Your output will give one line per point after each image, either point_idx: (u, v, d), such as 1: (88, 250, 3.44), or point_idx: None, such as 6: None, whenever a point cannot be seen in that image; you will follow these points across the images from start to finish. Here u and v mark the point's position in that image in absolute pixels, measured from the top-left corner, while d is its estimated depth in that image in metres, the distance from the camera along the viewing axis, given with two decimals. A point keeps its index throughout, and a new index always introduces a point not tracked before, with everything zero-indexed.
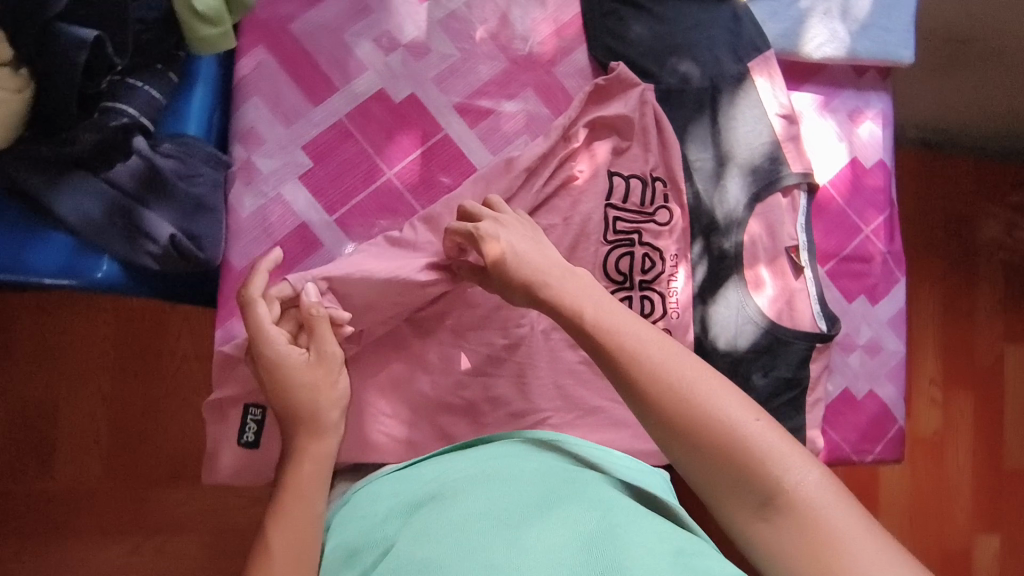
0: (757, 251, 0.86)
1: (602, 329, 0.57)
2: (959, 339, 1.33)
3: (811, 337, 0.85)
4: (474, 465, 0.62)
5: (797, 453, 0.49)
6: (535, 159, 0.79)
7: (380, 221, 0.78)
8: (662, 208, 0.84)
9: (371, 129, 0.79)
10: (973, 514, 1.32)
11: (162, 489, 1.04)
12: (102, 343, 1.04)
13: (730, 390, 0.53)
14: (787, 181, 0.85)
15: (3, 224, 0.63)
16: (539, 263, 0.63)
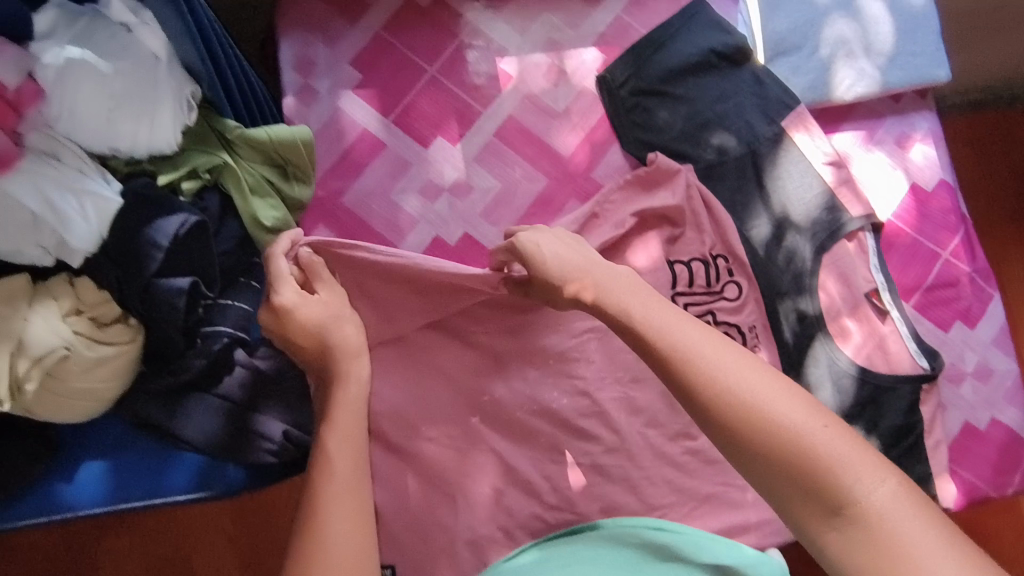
0: (837, 304, 0.84)
1: (660, 339, 0.57)
2: None
3: (915, 379, 0.82)
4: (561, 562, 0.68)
5: (869, 461, 0.50)
6: None
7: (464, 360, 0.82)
8: (729, 283, 0.84)
9: None
10: None
11: None
12: (214, 521, 0.97)
13: (793, 394, 0.53)
14: (850, 227, 0.84)
15: (139, 455, 0.70)
16: (591, 270, 0.65)
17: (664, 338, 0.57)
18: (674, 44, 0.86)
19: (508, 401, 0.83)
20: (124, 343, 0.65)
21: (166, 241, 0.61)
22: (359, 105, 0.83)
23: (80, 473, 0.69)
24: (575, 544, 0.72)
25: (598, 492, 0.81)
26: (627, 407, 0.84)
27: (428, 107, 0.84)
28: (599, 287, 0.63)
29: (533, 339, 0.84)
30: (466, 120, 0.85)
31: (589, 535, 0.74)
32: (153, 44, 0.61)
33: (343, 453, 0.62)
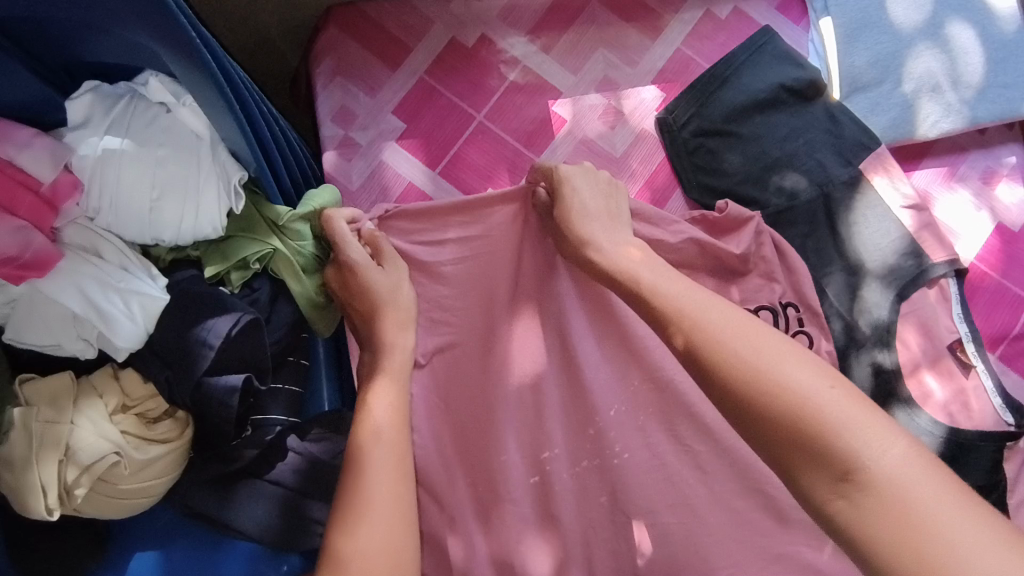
0: (918, 356, 0.79)
1: (679, 315, 0.56)
2: None
3: (998, 437, 0.76)
4: None
5: (878, 425, 0.46)
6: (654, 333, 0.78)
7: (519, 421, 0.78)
8: (799, 333, 0.78)
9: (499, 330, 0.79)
10: None
11: None
12: None
13: (802, 362, 0.51)
14: (935, 272, 0.78)
15: (191, 544, 0.66)
16: (618, 256, 0.65)
17: (684, 316, 0.56)
18: (738, 80, 0.81)
19: (566, 461, 0.78)
20: (174, 440, 0.61)
21: (219, 341, 0.57)
22: (403, 157, 0.80)
23: (130, 564, 0.65)
24: None
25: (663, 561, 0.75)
26: (694, 466, 0.78)
27: (477, 156, 0.81)
28: (609, 257, 0.65)
29: (592, 394, 0.78)
30: (520, 169, 0.81)
31: None
32: (195, 123, 0.57)
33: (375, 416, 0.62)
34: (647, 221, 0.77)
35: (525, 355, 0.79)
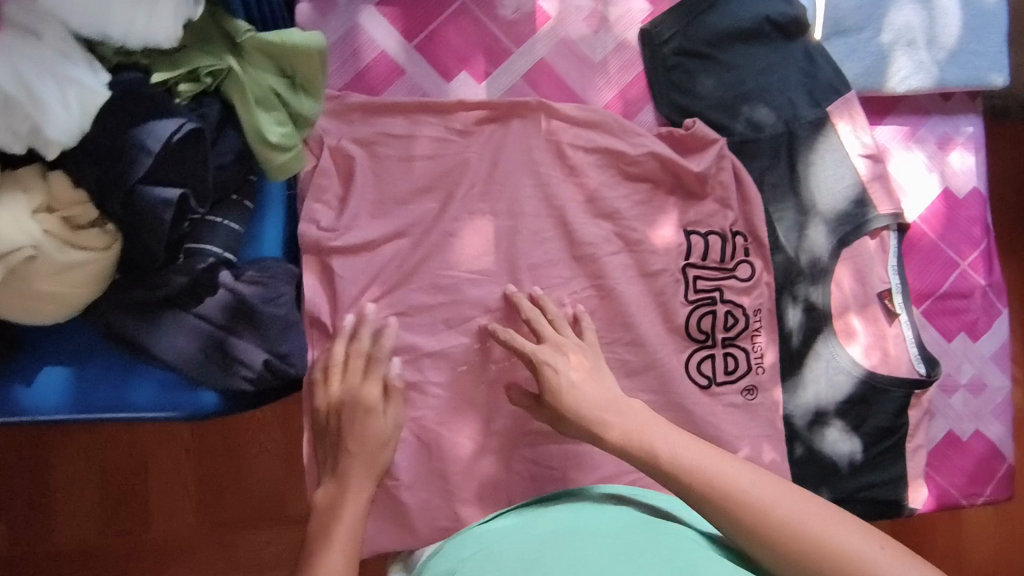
0: (848, 300, 0.83)
1: (632, 442, 0.66)
2: None
3: (909, 384, 0.82)
4: (560, 520, 0.65)
5: (755, 474, 0.61)
6: (595, 238, 0.80)
7: (461, 302, 0.80)
8: (743, 263, 0.81)
9: (453, 211, 0.80)
10: None
11: (247, 530, 1.10)
12: None
13: (689, 441, 0.65)
14: (875, 224, 0.82)
15: (106, 367, 0.66)
16: (592, 400, 0.70)
17: (641, 445, 0.66)
18: (726, 6, 0.81)
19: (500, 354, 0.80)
20: (97, 251, 0.59)
21: (158, 146, 0.56)
22: (382, 25, 0.80)
23: (38, 376, 0.64)
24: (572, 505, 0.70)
25: (573, 452, 0.80)
26: (622, 373, 0.80)
27: (455, 37, 0.81)
28: (560, 375, 0.72)
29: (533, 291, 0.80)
30: (495, 58, 0.82)
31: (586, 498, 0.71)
32: None
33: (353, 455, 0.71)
34: (607, 134, 0.80)
35: (474, 246, 0.81)
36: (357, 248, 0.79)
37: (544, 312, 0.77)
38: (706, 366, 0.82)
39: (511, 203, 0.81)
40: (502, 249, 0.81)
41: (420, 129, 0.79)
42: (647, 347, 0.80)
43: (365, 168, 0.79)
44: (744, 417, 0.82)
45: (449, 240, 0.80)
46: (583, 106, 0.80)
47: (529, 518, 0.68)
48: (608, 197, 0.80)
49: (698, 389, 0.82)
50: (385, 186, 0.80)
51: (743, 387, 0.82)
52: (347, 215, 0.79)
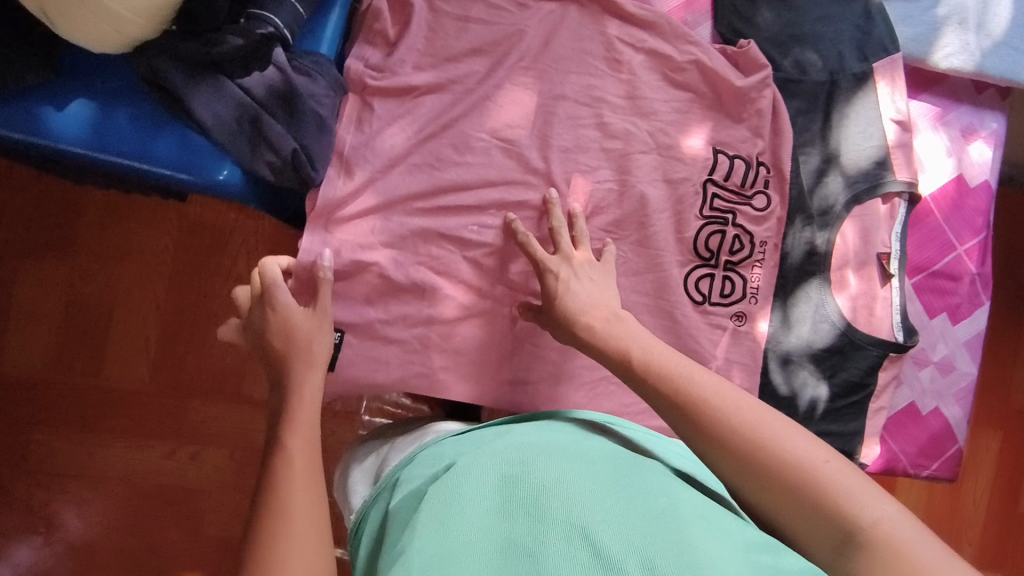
0: (848, 255, 0.85)
1: (611, 344, 0.66)
2: (1004, 378, 1.32)
3: (886, 346, 0.85)
4: (536, 435, 0.62)
5: (727, 385, 0.59)
6: (626, 135, 0.80)
7: (484, 169, 0.77)
8: (760, 193, 0.83)
9: (496, 76, 0.77)
10: (981, 548, 1.32)
11: (199, 400, 1.11)
12: (157, 237, 1.10)
13: (672, 355, 0.64)
14: (889, 188, 0.85)
15: (136, 115, 0.65)
16: (585, 306, 0.70)
17: (620, 353, 0.65)
18: None
19: None
20: None
21: None
22: None
23: (70, 105, 0.64)
24: (551, 422, 0.67)
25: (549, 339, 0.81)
26: (622, 271, 0.81)
27: None
28: (569, 285, 0.72)
29: (559, 172, 0.78)
30: None
31: (558, 418, 0.69)
32: None
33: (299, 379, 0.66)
34: (659, 37, 0.81)
35: (509, 117, 0.78)
36: (395, 91, 0.75)
37: (571, 228, 0.76)
38: (704, 284, 0.83)
39: (554, 84, 0.79)
40: (537, 125, 0.78)
41: None
42: (655, 251, 0.81)
43: (422, 18, 0.76)
44: (727, 341, 0.84)
45: (483, 104, 0.77)
46: (644, 5, 0.81)
47: (508, 428, 0.66)
48: (652, 99, 0.80)
49: (692, 304, 0.83)
50: (436, 34, 0.76)
51: (734, 313, 0.84)
52: (395, 58, 0.74)
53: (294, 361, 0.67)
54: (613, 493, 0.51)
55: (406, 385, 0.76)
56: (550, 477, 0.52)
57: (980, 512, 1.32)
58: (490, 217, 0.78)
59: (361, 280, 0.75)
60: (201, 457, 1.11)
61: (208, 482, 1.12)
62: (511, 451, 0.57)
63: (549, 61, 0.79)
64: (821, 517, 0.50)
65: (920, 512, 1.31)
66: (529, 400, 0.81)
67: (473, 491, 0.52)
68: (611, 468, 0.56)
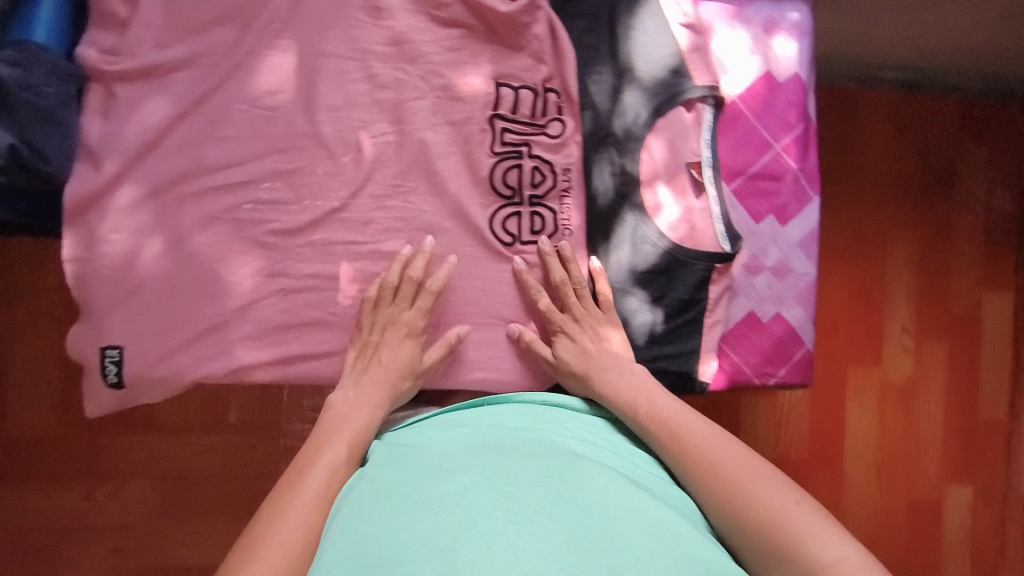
0: (659, 171, 0.82)
1: (626, 399, 0.73)
2: (936, 288, 1.51)
3: (712, 258, 0.82)
4: (473, 426, 0.68)
5: (722, 438, 0.67)
6: (395, 82, 0.76)
7: (250, 140, 0.73)
8: (554, 120, 0.80)
9: (247, 42, 0.72)
10: (946, 445, 1.52)
11: (113, 437, 1.13)
12: (38, 280, 1.10)
13: (679, 407, 0.72)
14: (690, 94, 0.81)
15: None
16: (603, 366, 0.76)
17: (629, 403, 0.73)
18: None
19: None
20: None
21: None
22: None
23: None
24: (494, 407, 0.73)
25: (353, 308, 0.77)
26: (416, 224, 0.78)
27: None
28: (585, 346, 0.78)
29: (330, 131, 0.75)
30: None
31: (508, 403, 0.74)
32: None
33: (327, 440, 0.68)
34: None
35: (270, 82, 0.73)
36: (140, 74, 0.71)
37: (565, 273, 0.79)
38: (511, 223, 0.80)
39: (313, 41, 0.74)
40: (299, 87, 0.74)
41: None
42: (450, 197, 0.78)
43: None
44: (546, 279, 0.81)
45: (238, 72, 0.73)
46: None
47: (475, 427, 0.67)
48: (418, 40, 0.76)
49: (501, 246, 0.80)
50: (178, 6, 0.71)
51: (549, 248, 0.81)
52: (130, 37, 0.70)
53: (336, 412, 0.71)
54: (531, 494, 0.54)
55: (209, 376, 0.74)
56: (475, 473, 0.56)
57: (937, 423, 1.52)
58: (265, 190, 0.74)
59: (138, 278, 0.72)
60: (122, 492, 1.14)
61: (134, 514, 1.14)
62: (488, 433, 0.65)
63: (303, 17, 0.74)
64: (783, 562, 0.58)
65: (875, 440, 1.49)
66: (344, 372, 0.78)
67: (400, 504, 0.54)
68: (540, 462, 0.59)
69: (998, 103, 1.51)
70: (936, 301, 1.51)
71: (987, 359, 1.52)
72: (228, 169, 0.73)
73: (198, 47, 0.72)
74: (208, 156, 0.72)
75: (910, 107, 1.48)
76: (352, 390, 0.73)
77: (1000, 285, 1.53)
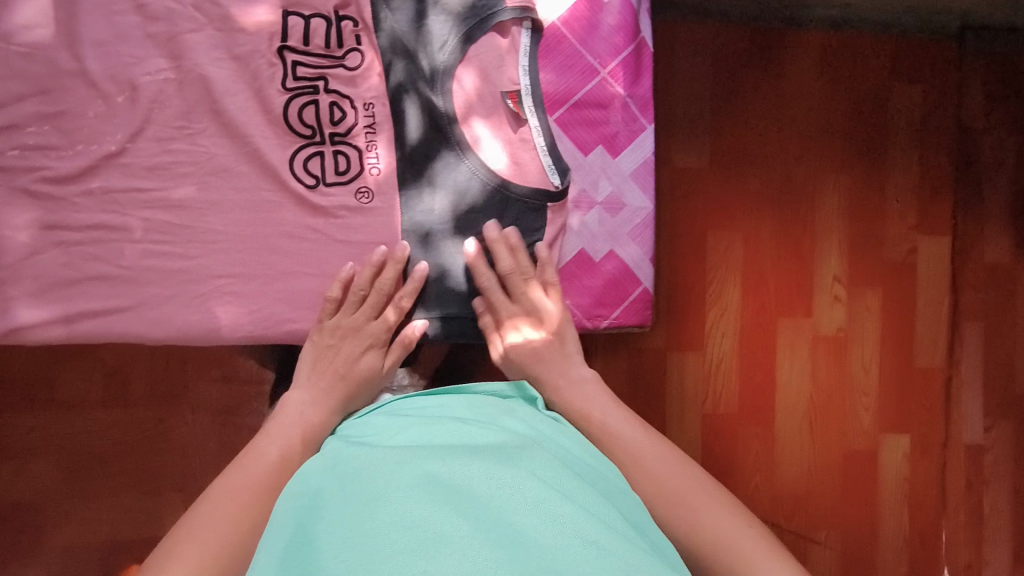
0: (472, 103, 0.76)
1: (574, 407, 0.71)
2: (865, 232, 1.22)
3: (538, 193, 0.76)
4: (423, 417, 0.61)
5: (664, 450, 0.65)
6: (168, 14, 0.71)
7: (8, 81, 0.68)
8: (353, 51, 0.75)
9: None
10: (879, 412, 1.24)
11: (11, 412, 0.99)
12: None
13: (621, 412, 0.70)
14: (500, 18, 0.75)
15: None
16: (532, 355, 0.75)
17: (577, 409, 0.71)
18: None
19: None
20: None
21: None
22: None
23: None
24: (447, 399, 0.66)
25: (143, 263, 0.71)
26: (207, 168, 0.72)
27: None
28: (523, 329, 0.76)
29: (98, 68, 0.69)
30: None
31: (463, 396, 0.67)
32: None
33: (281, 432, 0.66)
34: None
35: (26, 16, 0.68)
36: None
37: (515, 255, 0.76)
38: (313, 164, 0.74)
39: None
40: (59, 21, 0.69)
41: None
42: (241, 138, 0.73)
43: None
44: (359, 222, 0.75)
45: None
46: None
47: (425, 415, 0.61)
48: None
49: (304, 190, 0.74)
50: None
51: (357, 189, 0.75)
52: None
53: (281, 419, 0.68)
54: (478, 497, 0.47)
55: None
56: (421, 466, 0.50)
57: (873, 376, 1.23)
58: (30, 134, 0.69)
59: None
60: (25, 473, 1.00)
61: (40, 494, 1.00)
62: (443, 423, 0.59)
63: None
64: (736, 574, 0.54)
65: (805, 402, 1.22)
66: (138, 333, 0.71)
67: (336, 507, 0.47)
68: (490, 455, 0.52)
69: (931, 38, 1.21)
70: (870, 243, 1.22)
71: (928, 308, 1.23)
72: None
73: None
74: None
75: (838, 44, 1.19)
76: (304, 394, 0.70)
77: (938, 229, 1.23)
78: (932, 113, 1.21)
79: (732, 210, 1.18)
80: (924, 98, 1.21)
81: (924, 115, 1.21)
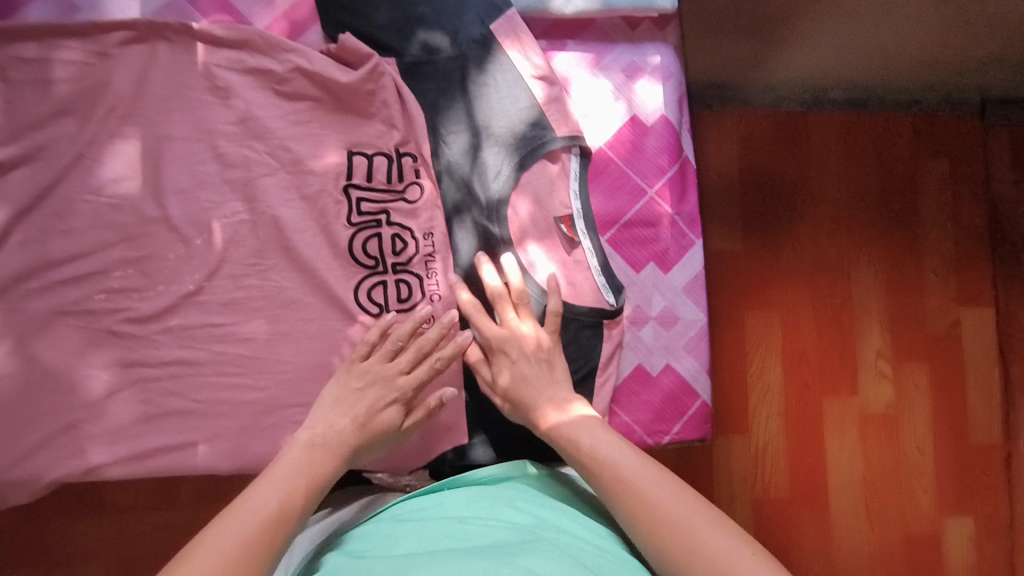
0: (526, 228, 0.79)
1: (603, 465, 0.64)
2: (906, 306, 1.20)
3: (594, 312, 0.77)
4: (423, 522, 0.62)
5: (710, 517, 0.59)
6: (243, 162, 0.76)
7: (97, 230, 0.73)
8: (412, 184, 0.79)
9: (89, 133, 0.73)
10: (937, 493, 1.19)
11: (65, 519, 1.00)
12: None
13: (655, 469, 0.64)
14: (551, 146, 0.79)
15: None
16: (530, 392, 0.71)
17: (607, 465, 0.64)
18: None
19: None
20: None
21: None
22: None
23: None
24: (448, 500, 0.67)
25: (216, 395, 0.73)
26: (277, 301, 0.76)
27: None
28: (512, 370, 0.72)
29: (179, 215, 0.74)
30: None
31: (463, 495, 0.67)
32: None
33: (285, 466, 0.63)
34: (256, 53, 0.76)
35: (116, 171, 0.74)
36: None
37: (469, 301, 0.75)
38: (377, 293, 0.77)
39: (158, 127, 0.75)
40: (145, 173, 0.74)
41: (53, 53, 0.73)
42: (310, 272, 0.76)
43: None
44: None
45: (82, 163, 0.73)
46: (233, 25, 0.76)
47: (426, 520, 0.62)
48: (265, 119, 0.76)
49: (369, 319, 0.77)
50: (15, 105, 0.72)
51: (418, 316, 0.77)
52: None
53: (290, 456, 0.64)
54: None
55: (64, 479, 0.70)
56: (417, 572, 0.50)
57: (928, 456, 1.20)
58: (115, 278, 0.73)
59: None
60: None
61: None
62: (442, 528, 0.60)
63: (145, 106, 0.74)
64: None
65: (858, 482, 1.18)
66: (210, 463, 0.73)
67: None
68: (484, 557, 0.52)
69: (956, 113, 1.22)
70: (911, 318, 1.21)
71: (979, 382, 1.20)
72: (72, 259, 0.72)
73: (39, 143, 0.72)
74: (52, 249, 0.72)
75: (863, 124, 1.21)
76: (317, 430, 0.66)
77: (981, 301, 1.22)
78: (965, 187, 1.22)
79: (768, 290, 1.18)
80: (954, 174, 1.22)
81: (956, 190, 1.22)
